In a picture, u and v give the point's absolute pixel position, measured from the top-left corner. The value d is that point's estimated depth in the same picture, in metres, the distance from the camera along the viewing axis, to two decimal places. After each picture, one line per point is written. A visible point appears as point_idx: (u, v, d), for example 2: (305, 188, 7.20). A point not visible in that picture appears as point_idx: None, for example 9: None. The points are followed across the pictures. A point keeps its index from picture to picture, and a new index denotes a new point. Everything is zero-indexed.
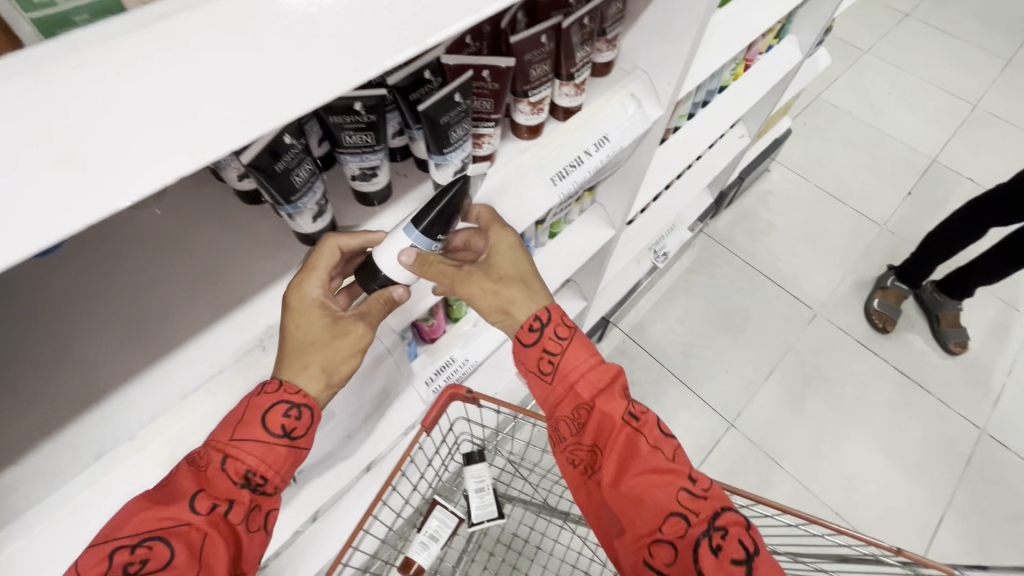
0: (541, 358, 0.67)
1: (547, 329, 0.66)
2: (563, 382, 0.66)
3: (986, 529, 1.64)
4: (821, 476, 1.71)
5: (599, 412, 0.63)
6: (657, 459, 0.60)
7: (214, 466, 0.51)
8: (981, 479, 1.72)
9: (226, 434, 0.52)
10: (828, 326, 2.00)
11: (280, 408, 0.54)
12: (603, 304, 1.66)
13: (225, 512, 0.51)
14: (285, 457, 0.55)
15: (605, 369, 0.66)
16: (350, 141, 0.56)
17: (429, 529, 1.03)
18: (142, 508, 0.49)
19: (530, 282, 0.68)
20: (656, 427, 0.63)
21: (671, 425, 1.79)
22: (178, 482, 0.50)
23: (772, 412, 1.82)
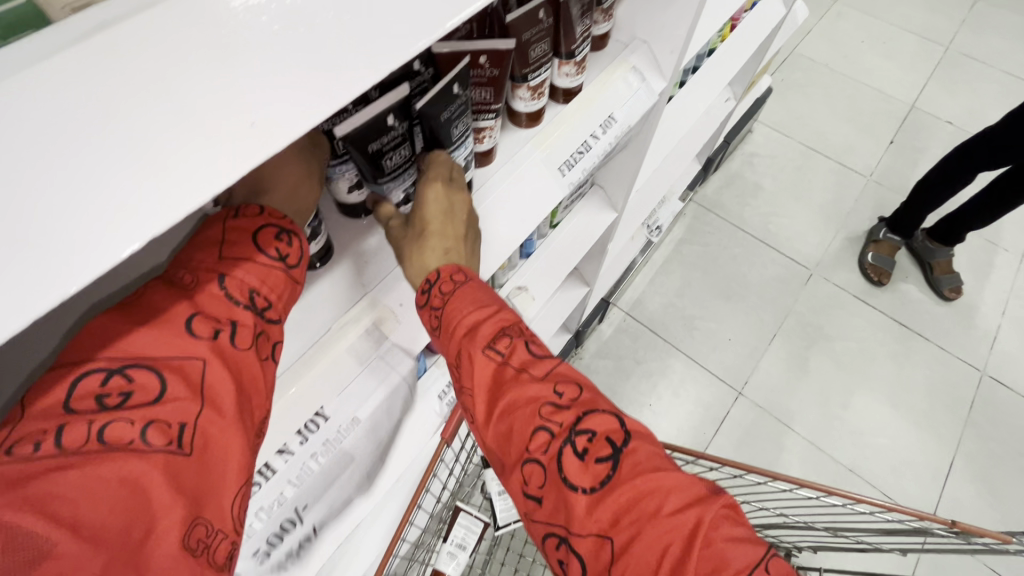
0: (424, 312, 0.53)
1: (434, 285, 0.52)
2: (440, 329, 0.52)
3: (994, 469, 1.67)
4: (832, 434, 1.72)
5: (463, 354, 0.49)
6: (523, 379, 0.47)
7: (205, 285, 0.38)
8: (984, 420, 1.75)
9: (212, 255, 0.39)
10: (824, 285, 2.00)
11: (272, 233, 0.41)
12: (602, 285, 1.62)
13: (231, 340, 0.38)
14: (286, 288, 0.43)
15: (476, 298, 0.51)
16: (390, 165, 0.50)
17: (455, 537, 0.99)
18: (113, 326, 0.34)
19: (429, 240, 0.52)
20: (525, 346, 0.49)
21: (680, 399, 1.77)
22: (154, 301, 0.36)
23: (778, 375, 1.82)
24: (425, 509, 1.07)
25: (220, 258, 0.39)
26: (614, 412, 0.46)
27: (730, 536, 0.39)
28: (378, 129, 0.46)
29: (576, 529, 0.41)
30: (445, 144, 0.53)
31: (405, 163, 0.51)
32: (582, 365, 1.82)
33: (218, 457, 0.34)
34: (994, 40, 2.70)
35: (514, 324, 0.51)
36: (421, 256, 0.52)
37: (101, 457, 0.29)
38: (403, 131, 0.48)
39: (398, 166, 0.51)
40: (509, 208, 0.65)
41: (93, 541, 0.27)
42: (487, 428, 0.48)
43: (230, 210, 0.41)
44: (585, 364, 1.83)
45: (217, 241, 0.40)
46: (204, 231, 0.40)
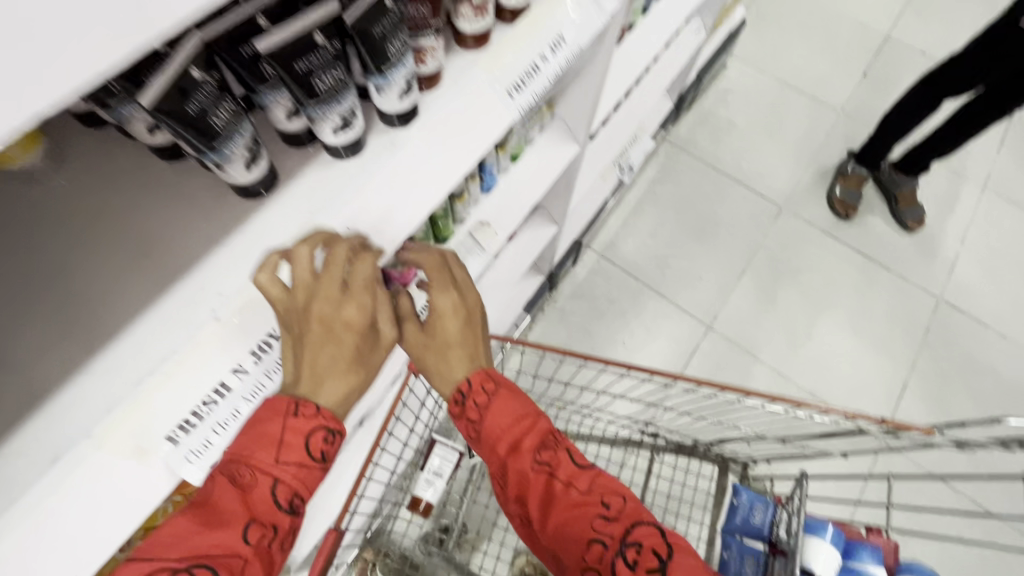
0: (467, 425, 0.64)
1: (465, 394, 0.63)
2: (489, 447, 0.62)
3: (945, 387, 1.78)
4: (796, 362, 1.80)
5: (509, 468, 0.60)
6: (570, 490, 0.58)
7: (260, 489, 0.49)
8: (939, 343, 1.85)
9: (269, 454, 0.50)
10: (793, 220, 2.03)
11: (320, 434, 0.53)
12: (573, 226, 1.62)
13: (271, 539, 0.49)
14: (315, 479, 0.53)
15: (523, 418, 0.62)
16: (323, 86, 0.49)
17: (432, 466, 1.04)
18: (180, 527, 0.45)
19: (454, 348, 0.64)
20: (567, 458, 0.60)
21: (653, 335, 1.83)
22: (217, 499, 0.47)
23: (746, 309, 1.88)
24: (404, 442, 1.12)
25: (275, 459, 0.51)
26: (654, 523, 0.56)
27: None
28: (303, 46, 0.45)
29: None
30: (381, 63, 0.52)
31: (340, 87, 0.50)
32: (557, 308, 1.86)
33: None
34: None
35: (553, 437, 0.62)
36: (453, 372, 0.64)
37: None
38: (335, 52, 0.48)
39: (331, 90, 0.50)
40: (459, 134, 0.65)
41: None
42: (543, 527, 0.58)
43: (290, 408, 0.52)
44: (560, 307, 1.86)
45: (273, 439, 0.51)
46: (263, 426, 0.51)
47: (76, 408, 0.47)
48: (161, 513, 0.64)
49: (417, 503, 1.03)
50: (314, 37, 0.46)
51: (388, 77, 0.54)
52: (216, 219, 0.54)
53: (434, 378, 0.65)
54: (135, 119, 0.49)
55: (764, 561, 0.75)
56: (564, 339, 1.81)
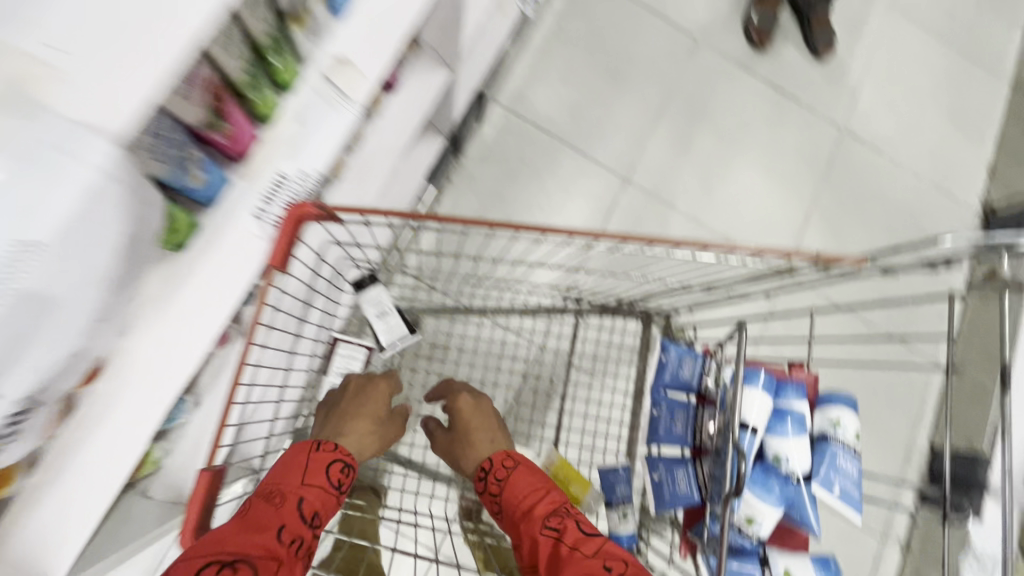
0: (490, 500, 0.71)
1: (489, 472, 0.72)
2: (510, 515, 0.67)
3: (841, 216, 1.86)
4: (711, 207, 1.79)
5: (523, 533, 0.63)
6: (575, 555, 0.56)
7: (290, 502, 0.66)
8: (839, 174, 1.89)
9: (297, 479, 0.69)
10: (709, 53, 1.87)
11: (338, 465, 0.74)
12: (471, 73, 1.37)
13: (296, 548, 0.62)
14: (331, 505, 0.70)
15: (536, 491, 0.67)
16: None
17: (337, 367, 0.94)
18: (233, 532, 0.58)
19: (477, 433, 0.78)
20: (576, 522, 0.60)
21: (570, 195, 1.71)
22: (260, 513, 0.63)
23: (663, 157, 1.78)
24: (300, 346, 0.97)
25: (302, 482, 0.69)
26: None
27: None
28: None
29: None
30: None
31: None
32: (466, 175, 1.66)
33: None
34: None
35: (564, 507, 0.64)
36: (476, 449, 0.77)
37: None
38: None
39: None
40: None
41: None
42: None
43: (313, 445, 0.75)
44: (469, 173, 1.67)
45: (301, 467, 0.71)
46: (298, 454, 0.73)
47: None
48: None
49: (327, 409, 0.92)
50: None
51: None
52: None
53: (462, 460, 0.78)
54: None
55: (694, 413, 0.73)
56: (477, 208, 1.65)
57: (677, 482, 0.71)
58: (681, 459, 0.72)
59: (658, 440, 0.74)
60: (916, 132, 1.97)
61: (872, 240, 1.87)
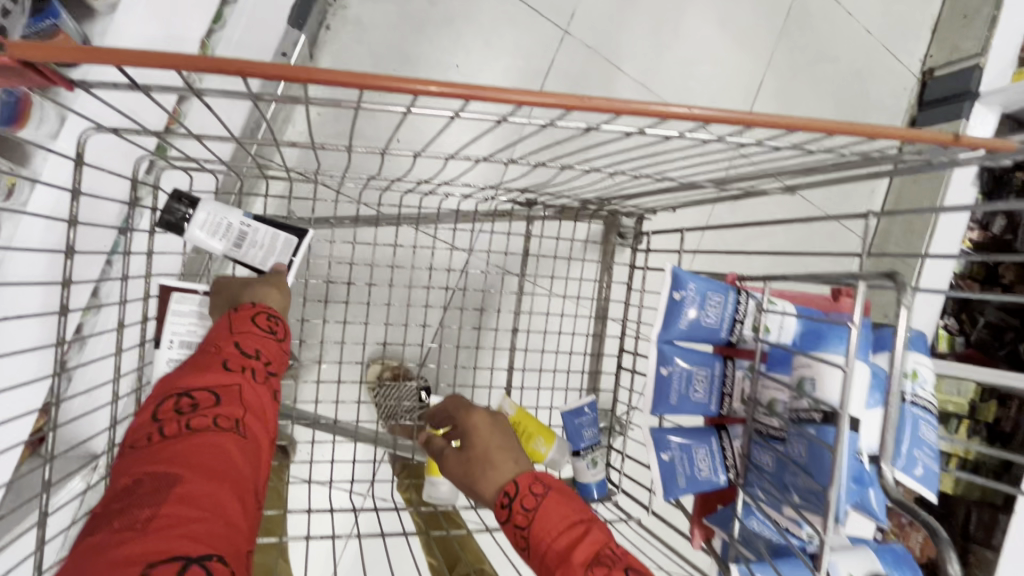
0: (514, 536, 0.51)
1: (513, 500, 0.52)
2: (535, 555, 0.49)
3: (794, 81, 1.66)
4: (661, 69, 1.48)
5: None
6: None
7: (227, 340, 0.55)
8: (796, 29, 1.65)
9: (226, 329, 0.56)
10: None
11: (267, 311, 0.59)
12: None
13: (253, 376, 0.53)
14: (283, 343, 0.59)
15: (576, 531, 0.48)
16: None
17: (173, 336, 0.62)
18: (167, 387, 0.50)
19: (499, 451, 0.57)
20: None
21: (494, 52, 1.31)
22: (197, 360, 0.52)
23: (608, 0, 1.41)
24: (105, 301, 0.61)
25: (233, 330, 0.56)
26: None
27: None
28: None
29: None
30: None
31: None
32: (350, 20, 1.19)
33: (258, 439, 0.49)
34: None
35: (614, 556, 0.46)
36: (495, 470, 0.55)
37: (195, 439, 0.45)
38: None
39: None
40: None
41: (191, 490, 0.41)
42: None
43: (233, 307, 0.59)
44: (353, 17, 1.19)
45: (226, 320, 0.57)
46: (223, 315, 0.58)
47: None
48: None
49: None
50: None
51: None
52: None
53: (477, 485, 0.56)
54: None
55: (720, 370, 0.52)
56: (370, 70, 1.21)
57: (696, 463, 0.52)
58: (702, 430, 0.53)
59: (668, 410, 0.53)
60: None
61: (821, 109, 1.70)
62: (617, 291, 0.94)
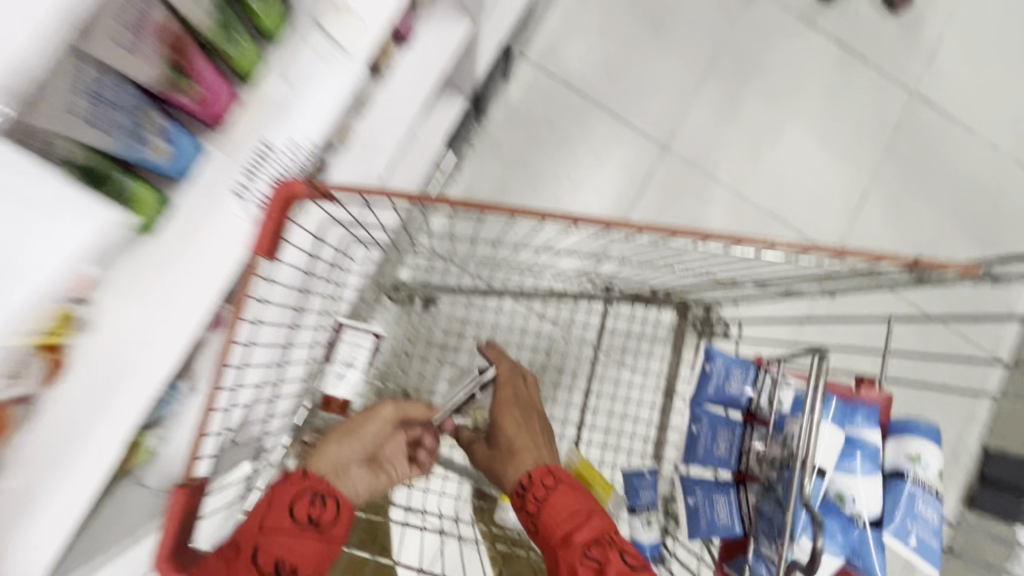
0: (526, 518, 0.64)
1: (526, 490, 0.66)
2: (545, 537, 0.61)
3: (903, 193, 1.68)
4: (756, 179, 1.62)
5: (563, 562, 0.58)
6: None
7: (244, 558, 0.55)
8: (906, 145, 1.69)
9: (252, 529, 0.57)
10: (768, 6, 1.66)
11: (305, 500, 0.59)
12: (497, 29, 1.22)
13: None
14: (310, 550, 0.57)
15: (580, 516, 0.60)
16: None
17: (341, 357, 0.84)
18: None
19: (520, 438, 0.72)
20: (616, 553, 0.56)
21: (601, 165, 1.57)
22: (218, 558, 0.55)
23: (707, 123, 1.61)
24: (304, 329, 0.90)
25: (258, 530, 0.57)
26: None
27: None
28: None
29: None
30: None
31: None
32: (488, 140, 1.54)
33: None
34: None
35: (611, 537, 0.58)
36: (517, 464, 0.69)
37: None
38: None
39: None
40: None
41: None
42: None
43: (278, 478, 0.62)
44: (491, 137, 1.54)
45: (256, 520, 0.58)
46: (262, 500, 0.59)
47: None
48: None
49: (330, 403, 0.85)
50: None
51: None
52: None
53: (503, 470, 0.71)
54: None
55: (739, 433, 0.64)
56: (499, 177, 1.53)
57: (716, 509, 0.62)
58: (722, 484, 0.63)
59: (696, 461, 0.65)
60: (998, 98, 1.73)
61: (937, 220, 1.68)
62: (685, 371, 1.05)
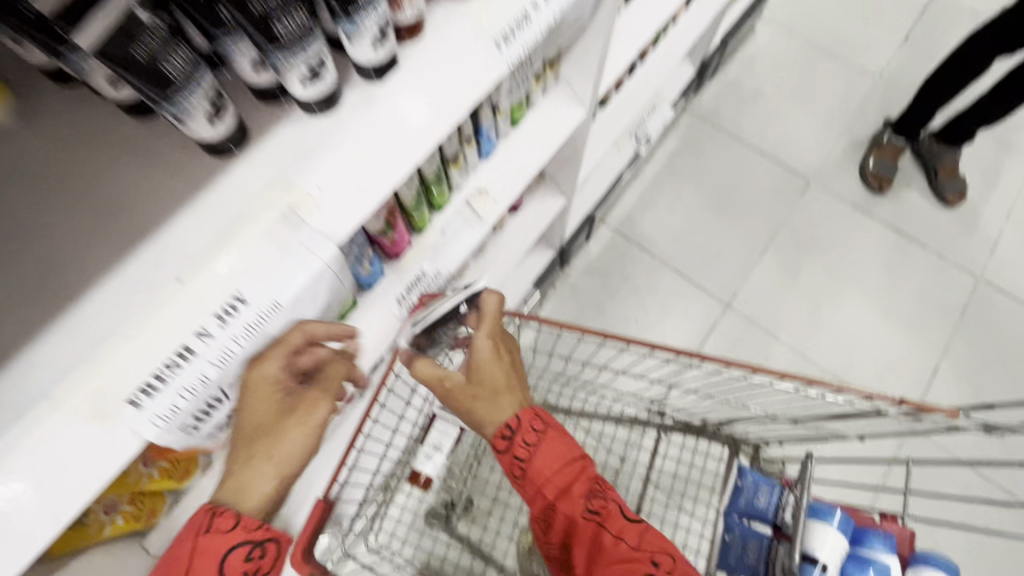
0: (511, 462, 0.71)
1: (513, 434, 0.71)
2: (533, 486, 0.69)
3: (979, 372, 1.68)
4: (818, 341, 1.72)
5: (558, 510, 0.68)
6: (618, 543, 0.64)
7: None
8: (976, 325, 1.74)
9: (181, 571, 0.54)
10: (822, 195, 1.92)
11: (242, 549, 0.55)
12: (585, 202, 1.57)
13: None
14: None
15: (571, 470, 0.69)
16: (285, 30, 0.45)
17: (431, 440, 1.03)
18: None
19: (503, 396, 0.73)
20: (614, 508, 0.67)
21: (667, 314, 1.77)
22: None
23: (767, 287, 1.80)
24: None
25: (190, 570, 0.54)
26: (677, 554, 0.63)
27: None
28: None
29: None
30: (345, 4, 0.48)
31: (305, 32, 0.47)
32: (569, 284, 1.81)
33: None
34: None
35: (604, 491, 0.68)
36: (495, 408, 0.72)
37: None
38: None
39: (292, 34, 0.46)
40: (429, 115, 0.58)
41: None
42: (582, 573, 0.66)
43: (210, 515, 0.56)
44: (572, 283, 1.81)
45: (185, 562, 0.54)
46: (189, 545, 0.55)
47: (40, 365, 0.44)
48: (144, 479, 0.68)
49: (417, 477, 1.02)
50: None
51: (353, 20, 0.49)
52: (186, 176, 0.52)
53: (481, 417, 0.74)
54: (93, 71, 0.46)
55: (768, 546, 0.71)
56: (575, 315, 1.77)
57: None
58: None
59: (726, 568, 0.73)
60: None
61: None
62: None
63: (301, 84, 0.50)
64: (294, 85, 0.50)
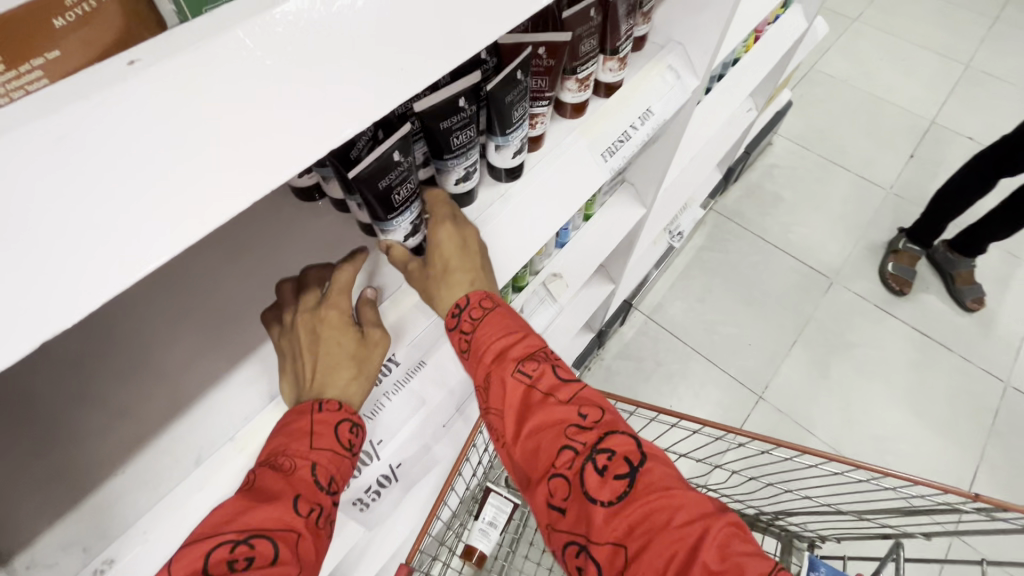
0: (455, 337, 0.57)
1: (462, 311, 0.56)
2: (472, 356, 0.55)
3: (1019, 480, 1.66)
4: (852, 438, 1.72)
5: (494, 374, 0.53)
6: (549, 402, 0.50)
7: (303, 471, 0.45)
8: (1009, 431, 1.74)
9: (303, 444, 0.46)
10: (845, 294, 2.01)
11: (348, 424, 0.49)
12: (625, 289, 1.66)
13: (316, 520, 0.44)
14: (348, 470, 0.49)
15: (515, 333, 0.55)
16: (457, 142, 0.55)
17: (486, 516, 1.03)
18: (237, 506, 0.40)
19: (457, 272, 0.57)
20: (551, 371, 0.52)
21: (700, 402, 1.79)
22: (262, 483, 0.43)
23: (798, 380, 1.83)
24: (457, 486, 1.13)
25: (311, 446, 0.46)
26: (634, 434, 0.48)
27: (744, 551, 0.40)
28: (449, 110, 0.51)
29: (594, 538, 0.43)
30: (505, 124, 0.58)
31: (468, 144, 0.56)
32: (603, 367, 1.85)
33: None
34: (1014, 61, 2.72)
35: (543, 351, 0.54)
36: (451, 290, 0.56)
37: None
38: (471, 113, 0.54)
39: (462, 144, 0.56)
40: (537, 214, 0.68)
41: None
42: (515, 445, 0.51)
43: (316, 402, 0.48)
44: (607, 365, 1.86)
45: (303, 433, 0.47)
46: (292, 422, 0.48)
47: (220, 411, 0.51)
48: None
49: (471, 553, 1.01)
50: (459, 102, 0.52)
51: (506, 135, 0.59)
52: (343, 253, 0.60)
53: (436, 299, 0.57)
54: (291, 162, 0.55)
55: None
56: None
57: None
58: None
59: None
60: None
61: None
62: None
63: (452, 179, 0.60)
64: (447, 177, 0.59)
